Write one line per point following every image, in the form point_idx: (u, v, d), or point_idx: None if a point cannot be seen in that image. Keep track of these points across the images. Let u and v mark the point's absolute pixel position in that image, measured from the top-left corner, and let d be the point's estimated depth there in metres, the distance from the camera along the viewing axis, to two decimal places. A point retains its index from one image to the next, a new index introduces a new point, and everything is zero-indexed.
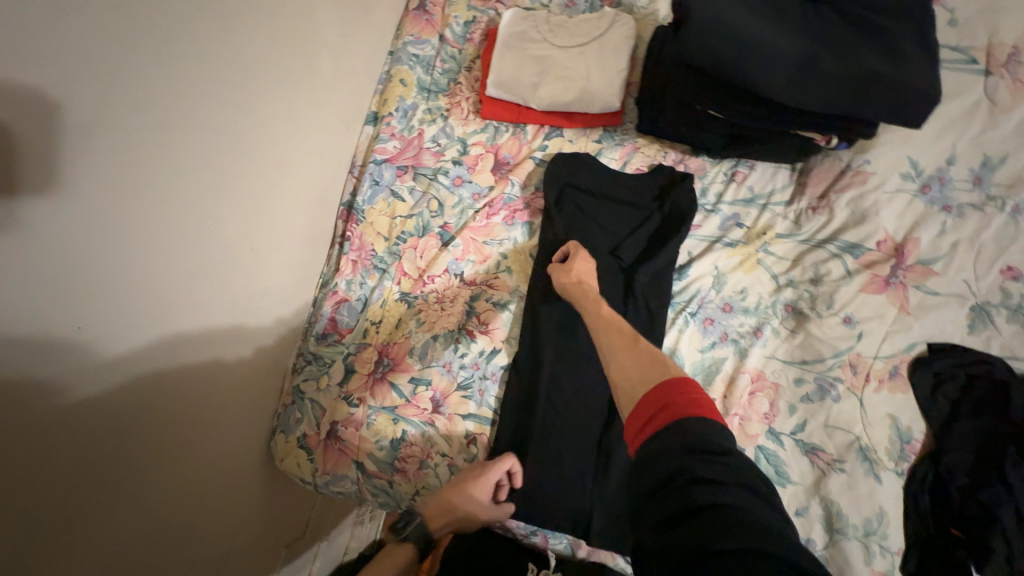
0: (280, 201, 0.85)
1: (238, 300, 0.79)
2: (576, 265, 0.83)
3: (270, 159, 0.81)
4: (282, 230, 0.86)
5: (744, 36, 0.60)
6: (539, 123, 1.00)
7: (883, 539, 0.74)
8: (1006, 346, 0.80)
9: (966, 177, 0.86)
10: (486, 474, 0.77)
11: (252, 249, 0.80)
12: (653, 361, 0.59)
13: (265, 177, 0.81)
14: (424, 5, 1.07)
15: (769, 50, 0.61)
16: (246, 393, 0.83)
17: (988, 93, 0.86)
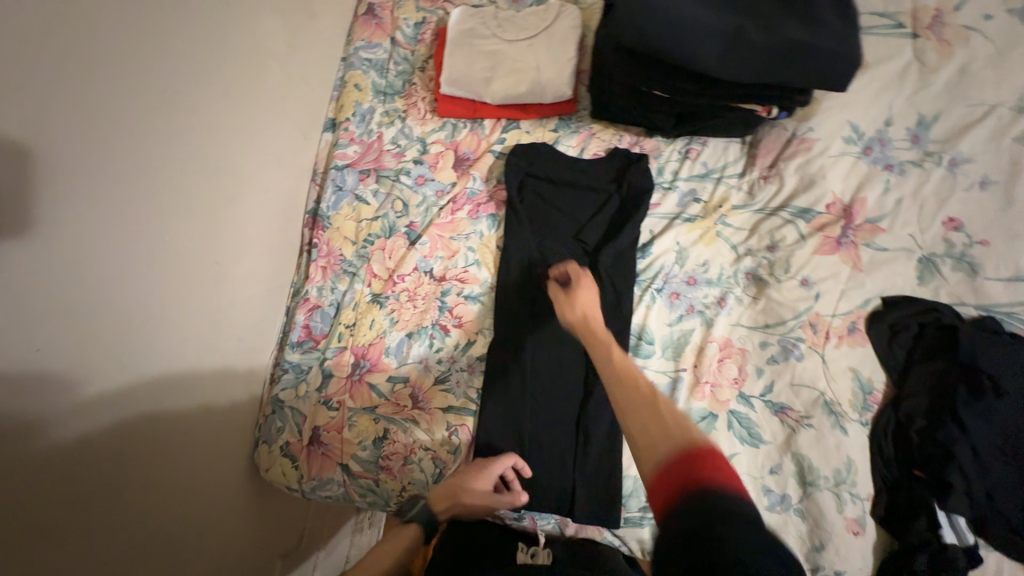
0: (242, 213, 0.85)
1: (206, 313, 0.79)
2: (581, 298, 0.79)
3: (228, 171, 0.82)
4: (247, 241, 0.87)
5: (669, 14, 0.63)
6: (495, 117, 1.02)
7: (853, 487, 0.77)
8: (953, 293, 0.84)
9: (904, 136, 0.90)
10: (491, 468, 0.78)
11: (217, 262, 0.80)
12: (673, 419, 0.51)
13: (224, 190, 0.81)
14: (373, 10, 1.08)
15: (699, 29, 0.63)
16: (222, 407, 0.83)
17: (916, 55, 0.90)
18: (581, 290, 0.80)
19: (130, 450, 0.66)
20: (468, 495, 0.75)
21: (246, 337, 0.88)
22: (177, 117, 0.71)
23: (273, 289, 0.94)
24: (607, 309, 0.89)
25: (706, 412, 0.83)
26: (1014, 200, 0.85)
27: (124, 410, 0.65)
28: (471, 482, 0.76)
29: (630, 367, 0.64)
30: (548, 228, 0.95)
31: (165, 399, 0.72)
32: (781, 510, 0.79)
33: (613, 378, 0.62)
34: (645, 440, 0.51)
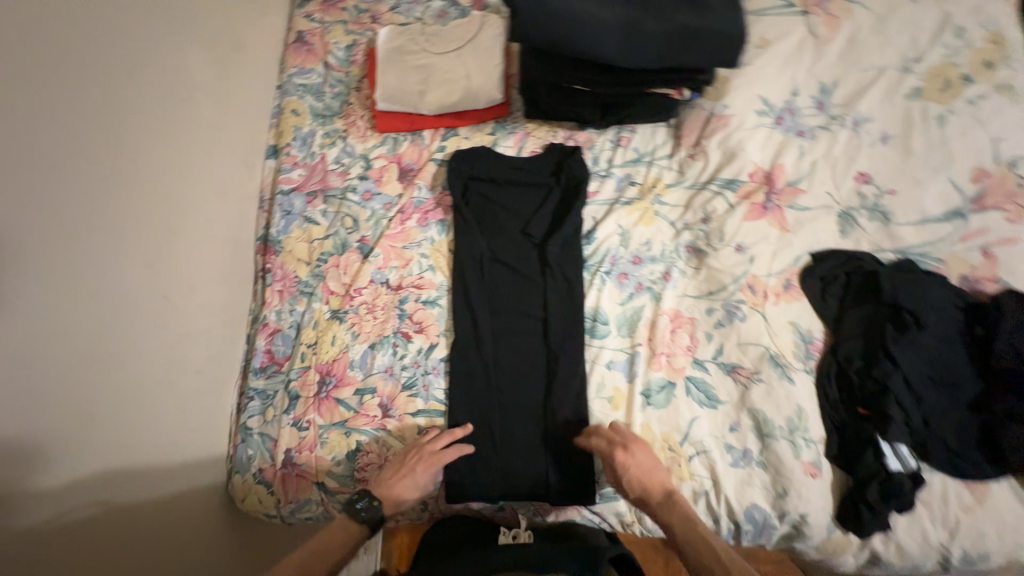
0: (189, 245, 0.86)
1: (160, 347, 0.79)
2: (629, 467, 0.77)
3: (169, 206, 0.83)
4: (196, 273, 0.87)
5: (565, 14, 0.69)
6: (433, 127, 1.05)
7: (806, 432, 0.82)
8: (873, 241, 0.91)
9: (811, 104, 0.97)
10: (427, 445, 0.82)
11: (165, 296, 0.81)
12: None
13: (165, 224, 0.82)
14: (304, 37, 1.11)
15: (596, 24, 0.70)
16: (186, 441, 0.83)
17: (810, 30, 0.99)
18: (624, 456, 0.78)
19: (78, 493, 0.66)
20: (409, 486, 0.79)
21: (206, 368, 0.88)
22: (103, 157, 0.73)
23: (230, 319, 0.94)
24: (560, 296, 0.93)
25: (665, 382, 0.87)
26: (912, 151, 0.93)
27: (72, 450, 0.65)
28: (415, 473, 0.79)
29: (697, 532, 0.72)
30: (495, 226, 0.98)
31: (120, 437, 0.72)
32: (745, 464, 0.82)
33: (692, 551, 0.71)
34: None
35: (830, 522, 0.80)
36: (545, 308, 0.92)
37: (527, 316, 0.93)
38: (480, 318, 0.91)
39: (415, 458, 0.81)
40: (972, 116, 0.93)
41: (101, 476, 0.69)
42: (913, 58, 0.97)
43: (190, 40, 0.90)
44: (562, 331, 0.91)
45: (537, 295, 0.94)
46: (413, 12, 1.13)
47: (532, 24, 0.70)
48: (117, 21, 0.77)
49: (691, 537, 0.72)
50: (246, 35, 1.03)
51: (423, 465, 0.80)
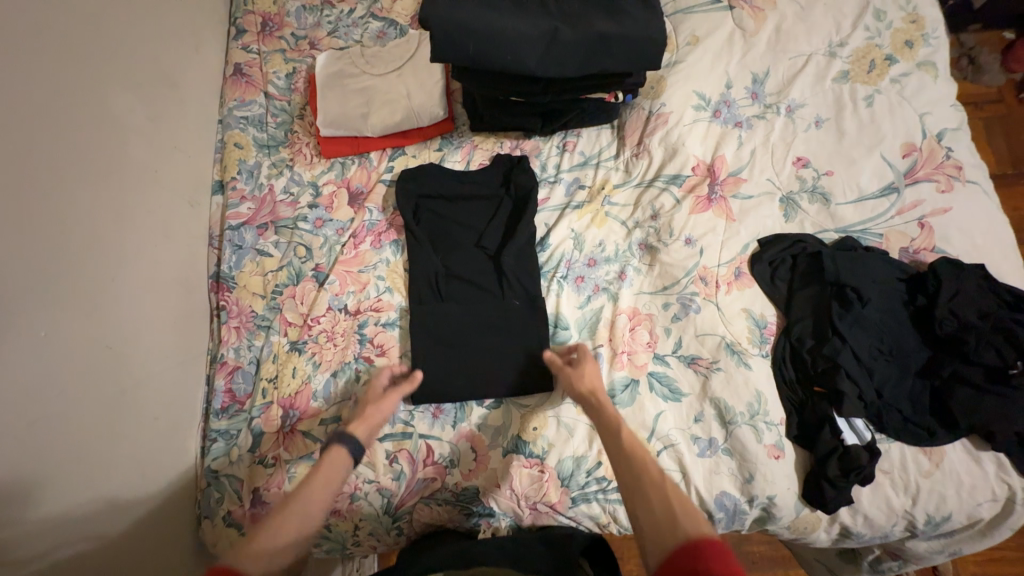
0: (132, 290, 0.84)
1: (111, 399, 0.77)
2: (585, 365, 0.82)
3: (108, 253, 0.80)
4: (143, 317, 0.85)
5: (483, 30, 0.71)
6: (380, 148, 1.05)
7: (766, 416, 0.84)
8: (816, 223, 0.94)
9: (745, 95, 1.00)
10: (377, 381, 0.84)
11: (110, 345, 0.78)
12: (682, 511, 0.59)
13: (105, 271, 0.79)
14: (242, 70, 1.10)
15: (514, 37, 0.72)
16: (144, 488, 0.81)
17: (737, 23, 1.01)
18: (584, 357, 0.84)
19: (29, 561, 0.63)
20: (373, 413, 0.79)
21: (164, 414, 0.86)
22: (36, 210, 0.70)
23: (185, 361, 0.92)
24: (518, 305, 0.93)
25: (628, 380, 0.88)
26: (845, 132, 0.96)
27: (12, 520, 0.62)
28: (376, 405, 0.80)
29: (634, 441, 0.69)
30: (449, 242, 0.99)
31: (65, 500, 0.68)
32: (711, 454, 0.84)
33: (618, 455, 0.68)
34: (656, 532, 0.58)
35: (797, 502, 0.82)
36: (503, 318, 0.93)
37: (487, 328, 0.93)
38: (439, 336, 0.91)
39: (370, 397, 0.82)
40: (897, 95, 0.97)
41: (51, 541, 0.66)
42: (837, 44, 1.00)
43: (121, 81, 0.88)
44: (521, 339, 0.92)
45: (495, 305, 0.94)
46: (351, 35, 1.13)
47: (446, 42, 0.72)
48: (28, 58, 0.72)
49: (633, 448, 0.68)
50: (178, 72, 1.01)
51: (375, 402, 0.81)
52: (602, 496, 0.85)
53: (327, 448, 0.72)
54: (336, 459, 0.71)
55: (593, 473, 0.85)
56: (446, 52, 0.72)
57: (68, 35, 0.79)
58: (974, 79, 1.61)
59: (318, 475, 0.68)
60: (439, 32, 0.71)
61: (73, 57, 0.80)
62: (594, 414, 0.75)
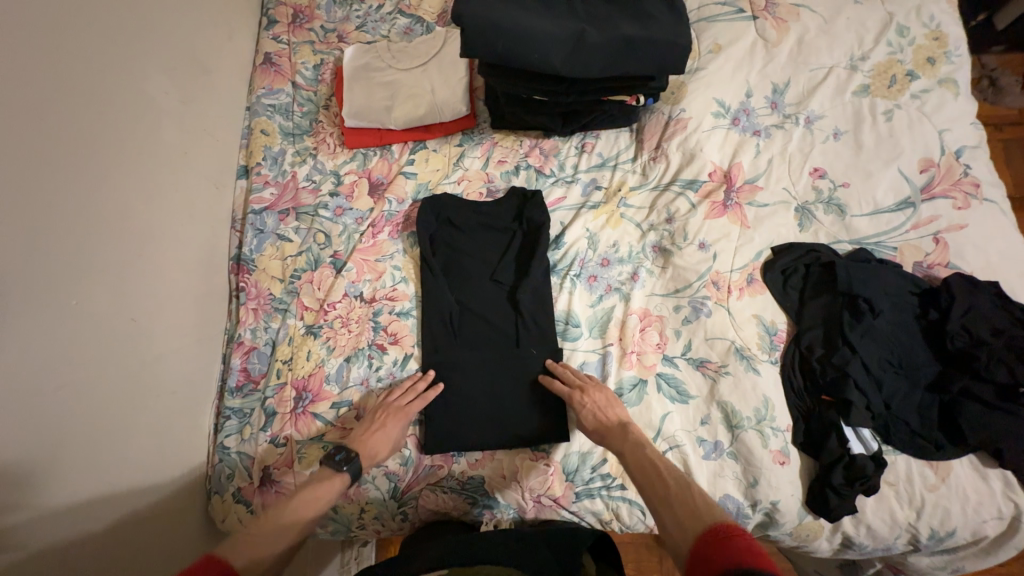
0: (157, 267, 0.86)
1: (131, 370, 0.79)
2: (584, 406, 0.83)
3: (136, 230, 0.83)
4: (166, 294, 0.87)
5: (512, 28, 0.72)
6: (401, 141, 1.07)
7: (773, 421, 0.84)
8: (830, 233, 0.95)
9: (764, 104, 1.01)
10: (396, 400, 0.86)
11: (133, 318, 0.80)
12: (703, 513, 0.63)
13: (132, 247, 0.82)
14: (271, 59, 1.13)
15: (542, 37, 0.73)
16: (160, 459, 0.83)
17: (760, 33, 1.02)
18: (580, 399, 0.83)
19: (47, 524, 0.65)
20: (381, 439, 0.82)
21: (181, 389, 0.88)
22: (71, 183, 0.72)
23: (202, 339, 0.94)
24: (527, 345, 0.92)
25: (636, 380, 0.89)
26: (863, 145, 0.97)
27: (34, 482, 0.64)
28: (384, 427, 0.83)
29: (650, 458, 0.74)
30: (462, 276, 0.98)
31: (85, 465, 0.71)
32: (716, 456, 0.84)
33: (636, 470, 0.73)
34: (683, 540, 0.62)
35: (801, 509, 0.82)
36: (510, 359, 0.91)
37: (497, 342, 0.93)
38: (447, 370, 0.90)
39: (383, 415, 0.84)
40: (917, 111, 0.97)
41: (69, 504, 0.68)
42: (859, 57, 1.00)
43: (156, 64, 0.91)
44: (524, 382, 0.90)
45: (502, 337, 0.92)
46: (378, 30, 1.15)
47: (474, 39, 0.73)
48: (71, 38, 0.75)
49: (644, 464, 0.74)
50: (210, 58, 1.04)
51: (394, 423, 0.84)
52: (606, 493, 0.85)
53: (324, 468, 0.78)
54: (334, 479, 0.76)
55: (599, 469, 0.85)
56: (474, 48, 0.74)
57: (109, 16, 0.82)
58: (994, 100, 1.60)
59: (312, 489, 0.74)
60: (467, 29, 0.73)
61: (113, 40, 0.82)
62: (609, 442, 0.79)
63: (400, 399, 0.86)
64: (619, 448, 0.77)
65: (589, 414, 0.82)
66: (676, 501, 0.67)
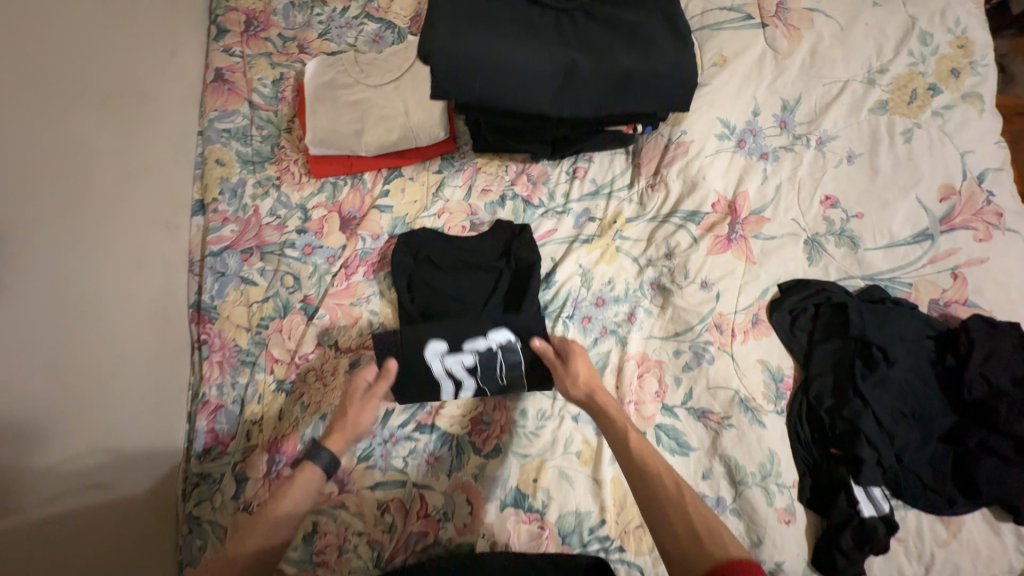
0: (104, 329, 0.77)
1: (75, 453, 0.71)
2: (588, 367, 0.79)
3: (77, 287, 0.74)
4: (119, 359, 0.78)
5: (489, 65, 0.63)
6: (374, 169, 0.97)
7: (779, 477, 0.79)
8: (841, 268, 0.88)
9: (773, 123, 0.92)
10: (356, 384, 0.78)
11: (84, 384, 0.73)
12: (707, 532, 0.62)
13: (77, 306, 0.73)
14: (223, 76, 1.00)
15: (523, 74, 0.64)
16: (126, 527, 0.75)
17: (770, 43, 0.92)
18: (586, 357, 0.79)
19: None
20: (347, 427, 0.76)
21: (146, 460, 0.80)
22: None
23: (169, 402, 0.85)
24: (513, 362, 0.83)
25: None
26: (878, 170, 0.89)
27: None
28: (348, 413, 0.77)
29: (650, 451, 0.71)
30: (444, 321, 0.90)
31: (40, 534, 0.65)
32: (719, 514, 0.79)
33: (632, 464, 0.70)
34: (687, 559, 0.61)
35: (807, 569, 0.77)
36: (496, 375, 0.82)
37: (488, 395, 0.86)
38: (428, 350, 0.81)
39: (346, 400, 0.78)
40: (939, 130, 0.89)
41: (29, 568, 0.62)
42: (877, 69, 0.91)
43: (82, 98, 0.79)
44: (515, 381, 0.83)
45: (480, 339, 0.82)
46: (344, 38, 1.03)
47: (445, 80, 0.64)
48: None
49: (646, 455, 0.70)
50: (150, 79, 0.92)
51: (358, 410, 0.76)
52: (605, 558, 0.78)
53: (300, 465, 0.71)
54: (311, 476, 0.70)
55: (596, 531, 0.79)
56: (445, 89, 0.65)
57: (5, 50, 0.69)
58: None
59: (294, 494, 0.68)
60: (438, 66, 0.64)
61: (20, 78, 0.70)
62: (602, 421, 0.75)
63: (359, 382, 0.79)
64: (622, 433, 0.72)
65: (587, 372, 0.78)
66: (686, 509, 0.64)
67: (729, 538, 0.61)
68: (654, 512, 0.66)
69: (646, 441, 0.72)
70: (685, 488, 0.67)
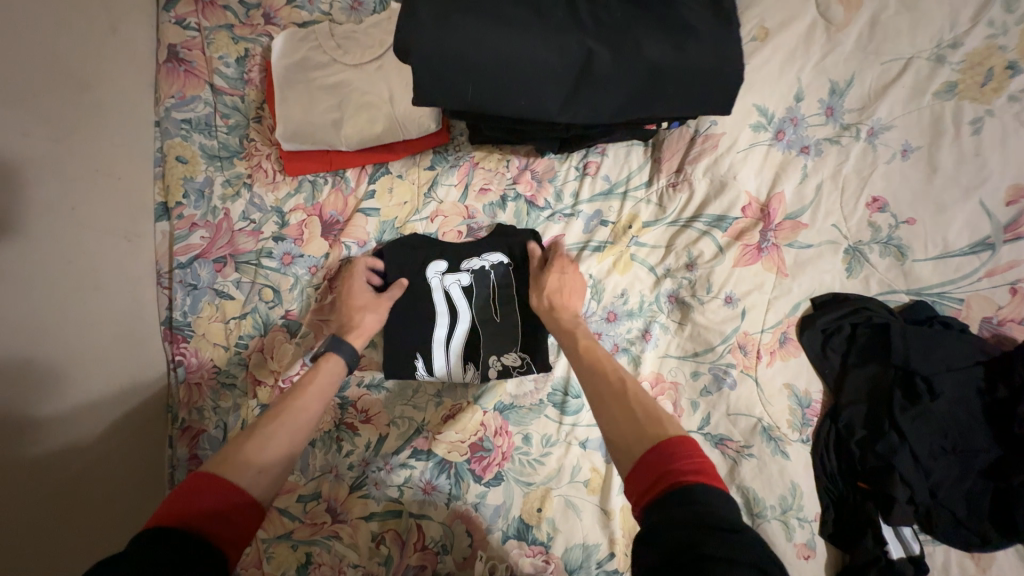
0: (86, 331, 0.73)
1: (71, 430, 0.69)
2: (552, 273, 0.78)
3: (57, 298, 0.69)
4: (94, 382, 0.74)
5: (493, 67, 0.54)
6: (357, 165, 0.86)
7: (800, 511, 0.74)
8: (884, 282, 0.78)
9: (818, 110, 0.79)
10: (360, 280, 0.80)
11: (68, 393, 0.70)
12: (649, 419, 0.56)
13: (59, 313, 0.69)
14: (178, 54, 0.87)
15: (533, 76, 0.55)
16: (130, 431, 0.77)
17: (821, 11, 0.77)
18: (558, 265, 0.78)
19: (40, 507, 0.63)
20: (367, 320, 0.78)
21: (137, 446, 0.78)
22: None
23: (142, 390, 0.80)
24: (505, 290, 0.83)
25: None
26: (938, 167, 0.76)
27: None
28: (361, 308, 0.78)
29: (602, 355, 0.68)
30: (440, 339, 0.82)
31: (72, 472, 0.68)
32: None
33: (581, 366, 0.68)
34: (625, 442, 0.55)
35: None
36: (491, 306, 0.83)
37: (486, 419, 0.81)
38: (429, 267, 0.83)
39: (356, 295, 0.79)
40: (1014, 119, 0.74)
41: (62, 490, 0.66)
42: (948, 44, 0.75)
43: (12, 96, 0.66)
44: (508, 316, 0.83)
45: (475, 259, 0.83)
46: (317, 4, 0.88)
47: (439, 86, 0.56)
48: None
49: (596, 356, 0.68)
50: (91, 63, 0.78)
51: (371, 311, 0.79)
52: None
53: (324, 357, 0.71)
54: (330, 369, 0.70)
55: (605, 565, 0.75)
56: (436, 97, 0.57)
57: None
58: None
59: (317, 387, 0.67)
60: (426, 66, 0.54)
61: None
62: (555, 329, 0.74)
63: (362, 277, 0.81)
64: (572, 338, 0.71)
65: (554, 279, 0.78)
66: (628, 398, 0.60)
67: (671, 423, 0.55)
68: (598, 405, 0.62)
69: (598, 345, 0.70)
70: (631, 385, 0.62)
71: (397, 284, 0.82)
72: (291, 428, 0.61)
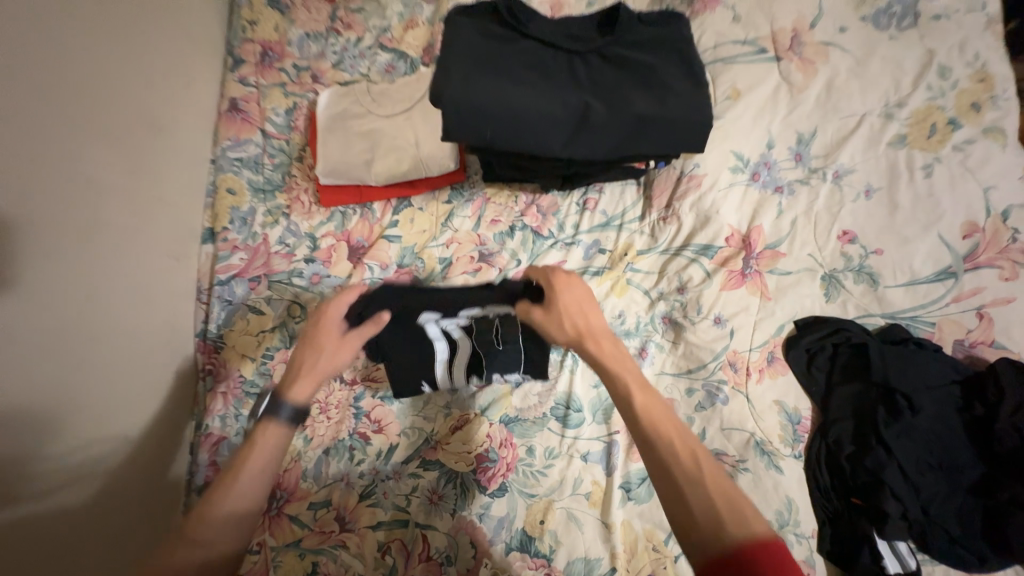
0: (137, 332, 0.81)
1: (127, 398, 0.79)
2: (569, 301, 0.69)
3: (118, 303, 0.79)
4: (140, 373, 0.82)
5: (509, 113, 0.66)
6: (383, 199, 0.97)
7: (797, 527, 0.76)
8: (860, 306, 0.85)
9: (788, 156, 0.90)
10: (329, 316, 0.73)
11: (115, 388, 0.77)
12: (728, 512, 0.49)
13: (118, 315, 0.78)
14: (237, 105, 1.02)
15: (542, 121, 0.67)
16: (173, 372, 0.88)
17: (784, 76, 0.91)
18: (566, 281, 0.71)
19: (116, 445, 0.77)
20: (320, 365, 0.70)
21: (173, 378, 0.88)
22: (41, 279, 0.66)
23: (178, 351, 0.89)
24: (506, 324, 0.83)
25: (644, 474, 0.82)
26: (898, 206, 0.86)
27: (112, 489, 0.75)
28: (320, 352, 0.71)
29: (658, 411, 0.58)
30: None
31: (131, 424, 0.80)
32: None
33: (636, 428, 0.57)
34: (703, 531, 0.49)
35: None
36: (493, 341, 0.83)
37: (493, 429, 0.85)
38: (422, 316, 0.83)
39: (320, 337, 0.72)
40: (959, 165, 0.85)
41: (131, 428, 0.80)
42: (895, 103, 0.89)
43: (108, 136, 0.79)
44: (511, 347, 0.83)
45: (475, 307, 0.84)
46: (357, 68, 1.04)
47: (463, 128, 0.67)
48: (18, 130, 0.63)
49: (651, 414, 0.57)
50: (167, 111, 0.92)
51: (333, 355, 0.71)
52: None
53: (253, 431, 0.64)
54: (267, 438, 0.63)
55: None
56: (460, 136, 0.68)
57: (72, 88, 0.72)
58: None
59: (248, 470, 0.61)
60: (454, 111, 0.66)
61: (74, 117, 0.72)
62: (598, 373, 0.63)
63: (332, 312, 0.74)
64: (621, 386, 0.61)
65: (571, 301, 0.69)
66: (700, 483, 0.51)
67: (751, 515, 0.50)
68: (663, 481, 0.53)
69: (650, 396, 0.59)
70: (703, 461, 0.53)
71: (373, 321, 0.73)
72: (232, 515, 0.58)
